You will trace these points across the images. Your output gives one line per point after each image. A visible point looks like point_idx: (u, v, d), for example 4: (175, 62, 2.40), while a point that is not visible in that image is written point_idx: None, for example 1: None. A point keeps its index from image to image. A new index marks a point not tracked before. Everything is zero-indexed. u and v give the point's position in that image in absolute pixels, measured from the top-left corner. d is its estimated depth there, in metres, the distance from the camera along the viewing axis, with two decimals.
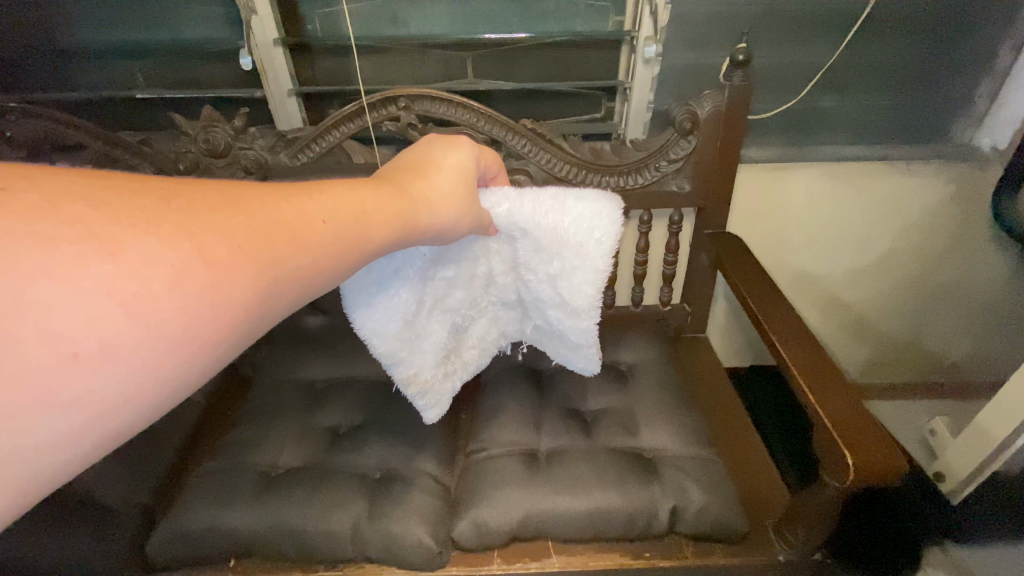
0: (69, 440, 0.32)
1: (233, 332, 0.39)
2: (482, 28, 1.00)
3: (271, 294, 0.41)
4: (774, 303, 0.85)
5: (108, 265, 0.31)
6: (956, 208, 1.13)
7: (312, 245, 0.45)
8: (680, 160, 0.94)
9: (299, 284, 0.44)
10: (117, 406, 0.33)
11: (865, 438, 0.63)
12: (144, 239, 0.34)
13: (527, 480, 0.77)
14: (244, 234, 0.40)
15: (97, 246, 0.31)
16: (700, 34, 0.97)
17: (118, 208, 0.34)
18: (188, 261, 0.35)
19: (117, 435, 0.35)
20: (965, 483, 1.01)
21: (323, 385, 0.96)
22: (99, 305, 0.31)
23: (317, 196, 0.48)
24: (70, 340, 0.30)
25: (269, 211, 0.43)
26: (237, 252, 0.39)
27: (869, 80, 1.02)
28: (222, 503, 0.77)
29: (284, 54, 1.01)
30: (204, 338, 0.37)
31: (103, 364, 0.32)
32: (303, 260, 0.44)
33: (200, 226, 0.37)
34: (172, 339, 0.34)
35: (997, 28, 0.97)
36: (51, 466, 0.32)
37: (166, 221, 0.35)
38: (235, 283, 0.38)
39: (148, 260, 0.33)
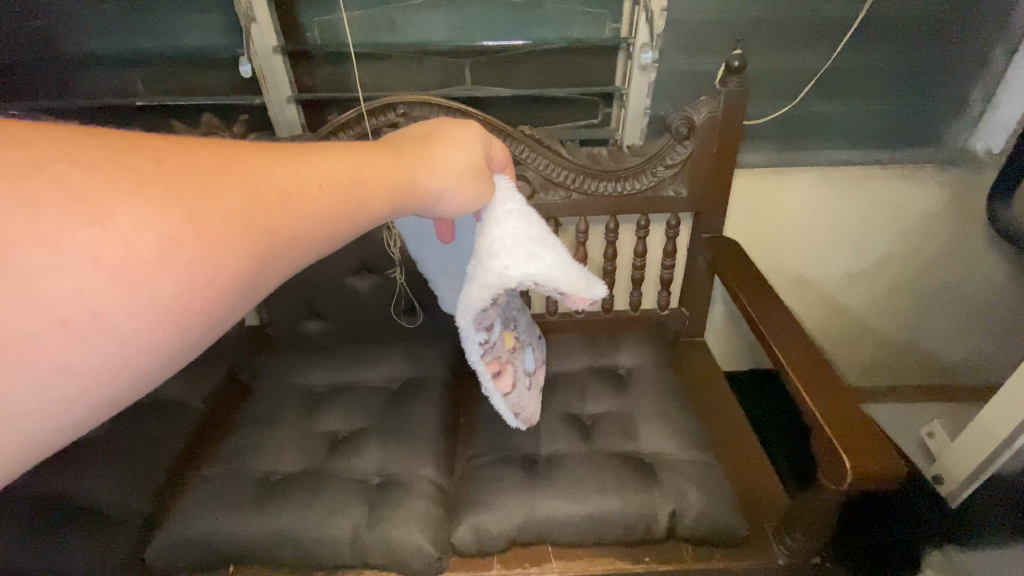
0: (60, 410, 0.30)
1: (229, 301, 0.36)
2: (480, 34, 1.00)
3: (269, 260, 0.39)
4: (772, 307, 0.85)
5: (94, 229, 0.28)
6: (953, 211, 1.14)
7: (308, 209, 0.42)
8: (677, 165, 0.94)
9: (297, 251, 0.41)
10: (107, 378, 0.31)
11: (863, 441, 0.63)
12: (133, 202, 0.30)
13: (526, 485, 0.77)
14: (237, 198, 0.36)
15: (80, 206, 0.28)
16: (696, 41, 0.98)
17: (103, 165, 0.30)
18: (182, 225, 0.32)
19: (109, 404, 0.32)
20: (963, 486, 1.00)
21: (321, 390, 0.96)
22: (87, 271, 0.28)
23: (312, 159, 0.44)
24: (55, 307, 0.27)
25: (264, 176, 0.39)
26: (232, 217, 0.35)
27: (864, 85, 1.03)
28: (222, 509, 0.77)
29: (284, 61, 1.02)
30: (201, 308, 0.34)
31: (93, 332, 0.29)
32: (299, 224, 0.41)
33: (193, 188, 0.34)
34: (166, 308, 0.32)
35: (989, 34, 0.99)
36: (39, 435, 0.30)
37: (156, 181, 0.32)
38: (233, 249, 0.35)
39: (137, 223, 0.30)
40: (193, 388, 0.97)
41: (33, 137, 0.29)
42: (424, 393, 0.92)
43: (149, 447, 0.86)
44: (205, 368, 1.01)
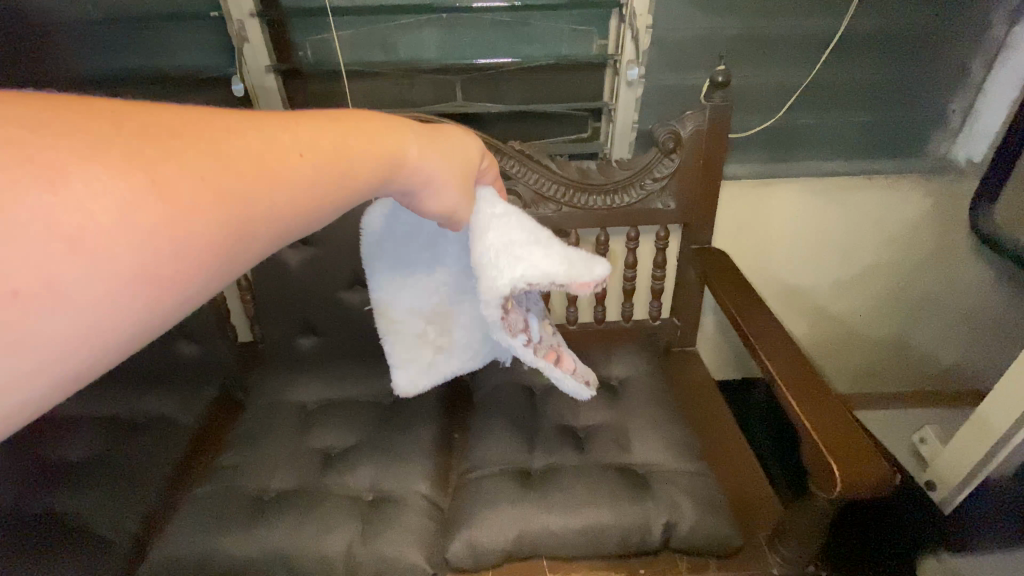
0: (24, 378, 0.30)
1: (204, 271, 0.36)
2: (470, 52, 1.02)
3: (243, 233, 0.38)
4: (760, 317, 0.87)
5: (48, 196, 0.29)
6: (936, 219, 1.16)
7: (283, 178, 0.41)
8: (666, 178, 0.96)
9: (272, 224, 0.41)
10: (73, 347, 0.31)
11: (849, 448, 0.64)
12: (89, 167, 0.30)
13: (520, 499, 0.77)
14: (206, 164, 0.36)
15: (36, 174, 0.29)
16: (681, 57, 1.01)
17: (64, 133, 0.31)
18: (139, 193, 0.32)
19: (78, 375, 0.33)
20: (955, 492, 1.02)
21: (314, 407, 0.96)
22: (39, 237, 0.28)
23: (292, 127, 0.44)
24: (13, 273, 0.28)
25: (240, 147, 0.39)
26: (197, 185, 0.35)
27: (845, 99, 1.05)
28: (214, 528, 0.76)
29: (276, 79, 1.05)
30: (167, 279, 0.34)
31: (50, 300, 0.29)
32: (272, 193, 0.40)
33: (158, 157, 0.34)
34: (126, 276, 0.32)
35: (965, 48, 1.02)
36: (8, 403, 0.30)
37: (119, 149, 0.32)
38: (194, 216, 0.35)
39: (95, 191, 0.30)
40: (185, 406, 0.97)
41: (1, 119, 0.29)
42: (418, 408, 0.92)
43: (143, 466, 0.86)
44: (197, 385, 1.01)
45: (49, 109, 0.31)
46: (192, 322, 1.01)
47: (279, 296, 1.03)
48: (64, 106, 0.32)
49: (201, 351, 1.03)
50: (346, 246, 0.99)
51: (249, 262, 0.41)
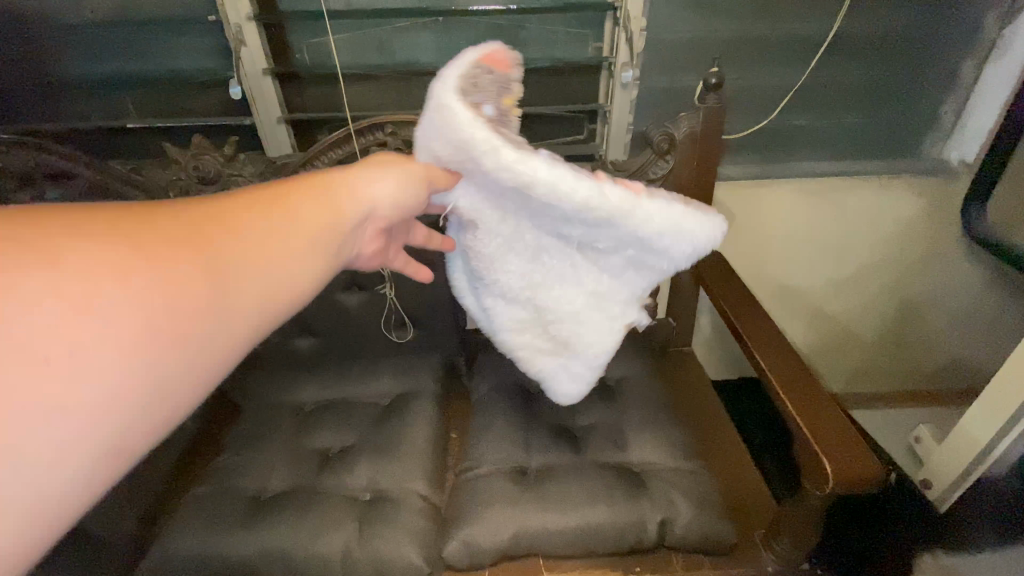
0: (69, 450, 0.31)
1: (205, 319, 0.38)
2: (466, 55, 1.03)
3: (230, 276, 0.40)
4: (754, 316, 0.87)
5: (47, 272, 0.32)
6: (929, 219, 1.17)
7: (252, 226, 0.43)
8: (660, 179, 0.97)
9: (258, 265, 0.42)
10: (106, 411, 0.33)
11: (842, 445, 0.64)
12: (79, 247, 0.34)
13: (516, 498, 0.77)
14: (176, 228, 0.39)
15: (36, 260, 0.32)
16: (675, 59, 1.02)
17: (59, 228, 0.34)
18: (124, 256, 0.35)
19: (122, 445, 0.34)
20: (950, 490, 1.02)
21: (312, 407, 0.96)
22: (48, 308, 0.31)
23: (251, 192, 0.47)
24: (31, 344, 0.30)
25: (219, 215, 0.42)
26: (173, 245, 0.38)
27: (838, 101, 1.07)
28: (211, 528, 0.76)
29: (273, 84, 1.03)
30: (172, 330, 0.36)
31: (72, 367, 0.31)
32: (245, 240, 0.42)
33: (136, 232, 0.37)
34: (134, 332, 0.34)
35: (957, 49, 1.03)
36: (61, 483, 0.31)
37: (101, 228, 0.36)
38: (179, 269, 0.37)
39: (87, 263, 0.33)
40: None
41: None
42: (414, 408, 0.93)
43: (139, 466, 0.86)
44: None
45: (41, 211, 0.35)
46: None
47: None
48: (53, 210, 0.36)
49: None
50: None
51: (255, 323, 0.42)
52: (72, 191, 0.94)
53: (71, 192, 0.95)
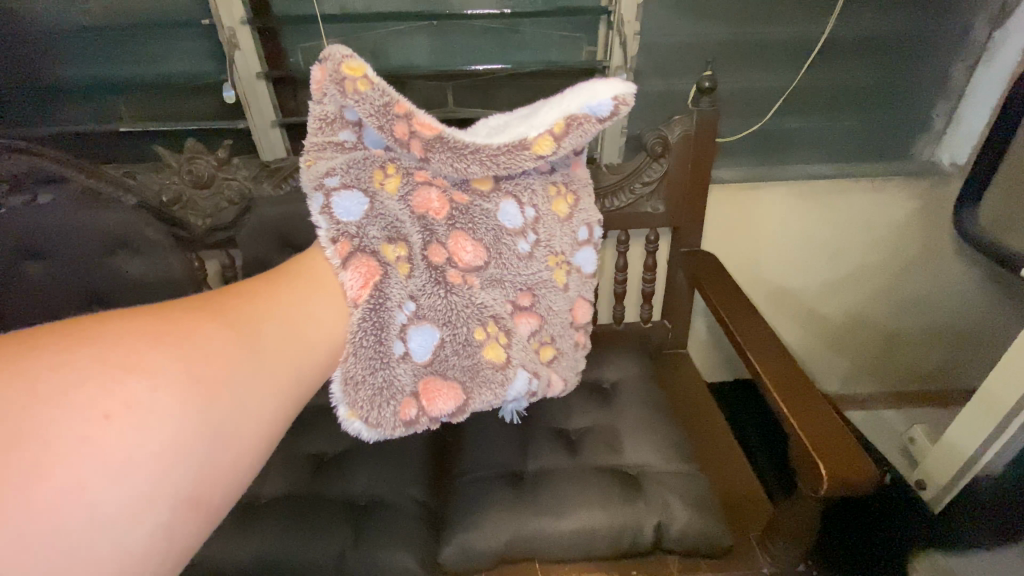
0: (142, 499, 0.34)
1: (239, 367, 0.43)
2: (461, 59, 1.03)
3: (252, 330, 0.46)
4: (749, 318, 0.88)
5: (91, 347, 0.37)
6: (922, 221, 1.18)
7: (260, 298, 0.50)
8: (654, 182, 0.97)
9: (274, 321, 0.49)
10: (166, 459, 0.36)
11: (837, 447, 0.65)
12: (113, 328, 0.39)
13: (512, 502, 0.77)
14: (193, 307, 0.45)
15: (79, 341, 0.37)
16: (669, 63, 1.02)
17: (84, 323, 0.39)
18: (156, 327, 0.40)
19: (185, 495, 0.37)
20: (944, 491, 1.04)
21: (307, 412, 0.96)
22: (98, 374, 0.36)
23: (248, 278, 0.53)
24: (89, 406, 0.34)
25: (227, 292, 0.49)
26: (196, 315, 0.44)
27: (830, 104, 1.08)
28: (204, 535, 0.76)
29: (268, 87, 1.04)
30: (214, 377, 0.41)
31: (131, 421, 0.35)
32: (258, 305, 0.49)
33: (158, 313, 0.43)
34: (183, 383, 0.39)
35: (947, 53, 1.04)
36: (137, 534, 0.34)
37: (123, 315, 0.41)
38: (207, 330, 0.43)
39: (125, 338, 0.38)
40: None
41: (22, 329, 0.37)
42: None
43: None
44: None
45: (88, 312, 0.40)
46: None
47: None
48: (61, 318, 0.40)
49: None
50: None
51: (286, 386, 0.47)
52: (65, 194, 0.93)
53: (65, 196, 0.93)
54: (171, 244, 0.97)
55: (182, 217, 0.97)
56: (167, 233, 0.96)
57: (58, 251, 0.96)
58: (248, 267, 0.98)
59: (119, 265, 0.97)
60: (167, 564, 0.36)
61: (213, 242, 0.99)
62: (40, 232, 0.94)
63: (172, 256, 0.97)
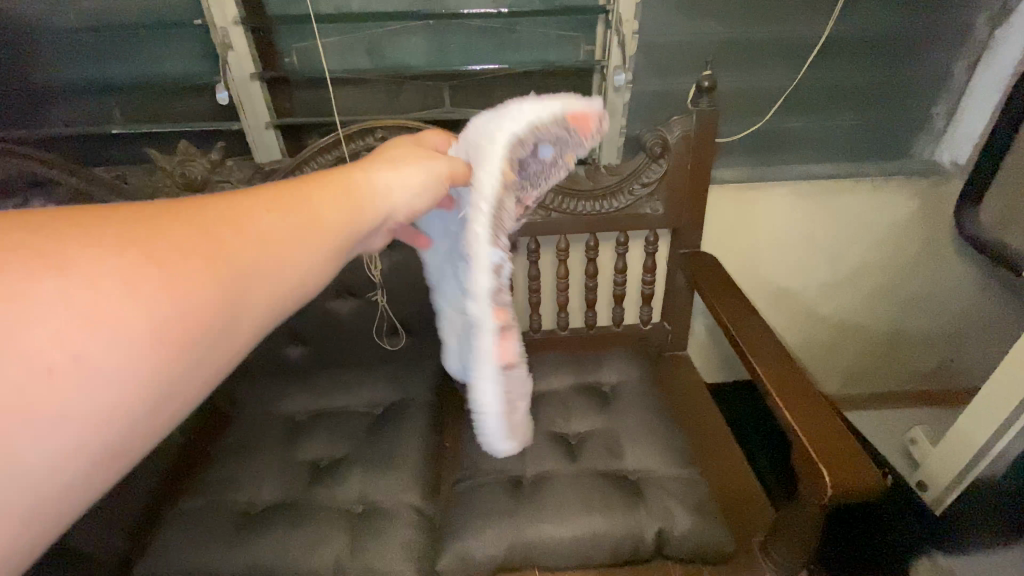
0: (67, 453, 0.34)
1: (211, 324, 0.40)
2: (457, 59, 1.02)
3: (237, 284, 0.42)
4: (750, 321, 0.87)
5: (58, 280, 0.34)
6: (922, 221, 1.17)
7: (262, 237, 0.45)
8: (654, 183, 0.96)
9: (267, 277, 0.45)
10: (105, 418, 0.35)
11: (841, 453, 0.64)
12: (87, 253, 0.35)
13: (511, 509, 0.76)
14: (186, 236, 0.40)
15: (46, 268, 0.34)
16: (668, 63, 1.01)
17: (61, 235, 0.36)
18: (136, 265, 0.37)
19: (118, 448, 0.37)
20: (946, 492, 1.02)
21: (303, 418, 0.94)
22: (54, 318, 0.33)
23: (259, 194, 0.47)
24: (38, 355, 0.32)
25: (233, 219, 0.44)
26: (185, 253, 0.39)
27: (831, 103, 1.06)
28: (199, 543, 0.75)
29: (262, 88, 1.02)
30: (180, 338, 0.38)
31: (77, 376, 0.33)
32: (258, 251, 0.44)
33: (145, 238, 0.38)
34: (143, 343, 0.36)
35: (949, 51, 1.03)
36: (58, 481, 0.34)
37: (107, 233, 0.37)
38: (190, 281, 0.39)
39: (97, 271, 0.35)
40: None
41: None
42: (408, 416, 0.91)
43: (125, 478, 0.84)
44: None
45: (80, 215, 0.38)
46: None
47: None
48: (41, 214, 0.36)
49: None
50: None
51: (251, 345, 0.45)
52: (55, 198, 0.93)
53: (58, 199, 0.93)
54: None
55: None
56: None
57: None
58: None
59: None
60: (86, 500, 0.37)
61: None
62: None
63: None
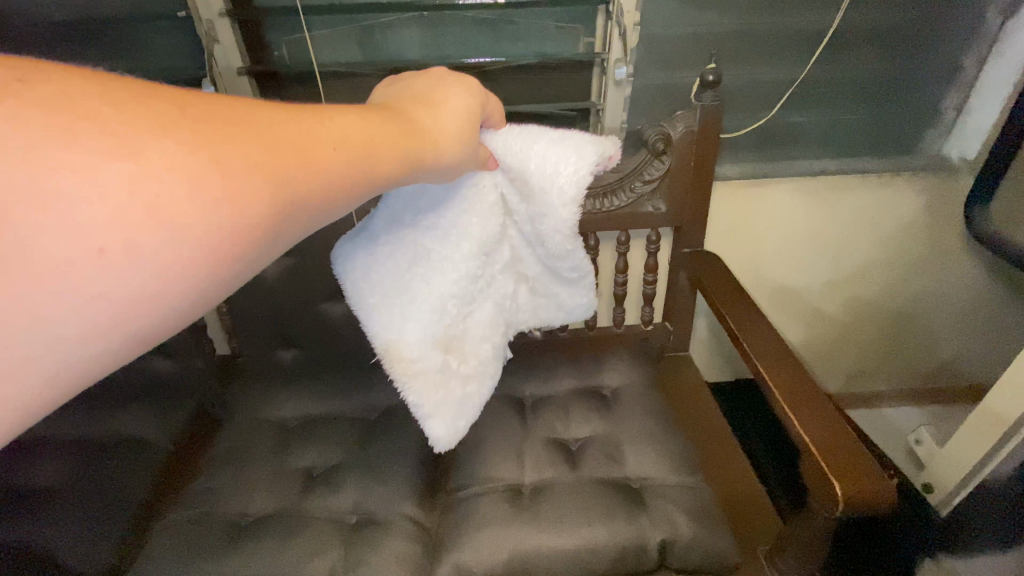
0: (94, 331, 0.33)
1: (255, 244, 0.38)
2: (452, 52, 0.99)
3: (288, 213, 0.40)
4: (755, 324, 0.84)
5: (127, 163, 0.32)
6: (930, 217, 1.15)
7: (324, 171, 0.42)
8: (656, 180, 0.93)
9: (314, 209, 0.42)
10: (139, 310, 0.34)
11: (852, 463, 0.61)
12: (162, 141, 0.34)
13: (510, 519, 0.74)
14: (254, 149, 0.38)
15: (113, 145, 0.32)
16: (670, 55, 0.98)
17: (135, 112, 0.34)
18: (204, 168, 0.35)
19: (141, 339, 0.35)
20: (952, 494, 1.01)
21: (296, 424, 0.92)
22: (114, 201, 0.31)
23: (328, 121, 0.45)
24: (95, 233, 0.31)
25: (301, 147, 0.41)
26: (249, 167, 0.37)
27: (838, 97, 1.03)
28: (187, 556, 0.73)
29: (250, 83, 1.01)
30: (227, 251, 0.36)
31: (124, 263, 0.32)
32: (318, 182, 0.42)
33: (216, 138, 0.37)
34: (193, 249, 0.34)
35: (961, 42, 1.00)
36: (77, 357, 0.33)
37: (181, 122, 0.35)
38: (249, 198, 0.37)
39: (169, 163, 0.34)
40: (162, 425, 0.94)
41: (71, 87, 0.33)
42: (404, 422, 0.88)
43: (110, 489, 0.82)
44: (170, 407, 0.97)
45: (142, 90, 0.35)
46: (166, 339, 0.97)
47: (257, 312, 0.99)
48: (116, 83, 0.35)
49: (178, 367, 0.99)
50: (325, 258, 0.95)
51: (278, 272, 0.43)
52: None
53: None
54: None
55: None
56: None
57: None
58: None
59: None
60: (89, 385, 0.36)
61: None
62: None
63: None
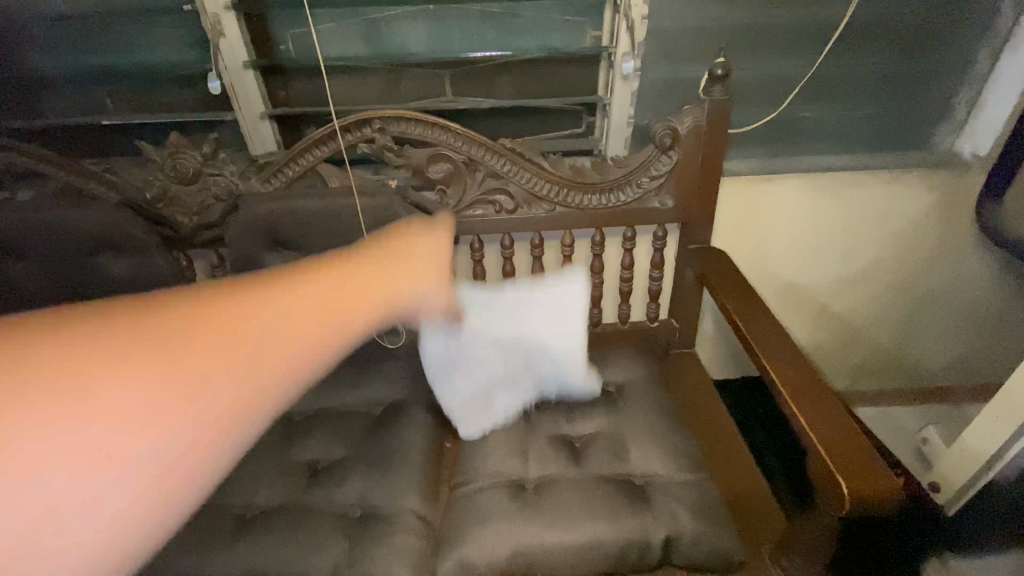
0: None
1: (205, 466, 0.36)
2: (458, 46, 0.98)
3: (241, 417, 0.37)
4: (762, 321, 0.83)
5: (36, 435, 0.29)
6: (941, 214, 1.13)
7: (273, 378, 0.40)
8: (662, 176, 0.92)
9: (265, 408, 0.39)
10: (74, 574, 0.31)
11: (860, 462, 0.61)
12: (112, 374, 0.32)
13: (514, 514, 0.74)
14: (219, 394, 0.36)
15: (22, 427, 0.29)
16: (678, 49, 0.96)
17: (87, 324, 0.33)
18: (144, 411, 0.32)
19: None
20: (960, 493, 1.00)
21: (301, 418, 0.92)
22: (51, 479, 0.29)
23: (255, 297, 0.41)
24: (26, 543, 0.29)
25: (231, 316, 0.39)
26: (204, 432, 0.35)
27: (848, 92, 1.02)
28: (192, 548, 0.73)
29: (256, 78, 0.98)
30: (182, 473, 0.35)
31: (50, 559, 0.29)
32: (275, 375, 0.40)
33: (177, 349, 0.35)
34: (149, 476, 0.33)
35: (974, 37, 0.98)
36: None
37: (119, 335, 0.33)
38: (193, 459, 0.35)
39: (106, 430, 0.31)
40: None
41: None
42: (409, 416, 0.88)
43: None
44: None
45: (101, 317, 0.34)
46: None
47: None
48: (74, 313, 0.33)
49: None
50: (330, 250, 0.92)
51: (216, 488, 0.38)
52: (44, 192, 0.90)
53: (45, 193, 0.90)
54: (158, 243, 0.93)
55: (169, 216, 0.93)
56: (151, 233, 0.92)
57: (38, 251, 0.91)
58: (236, 266, 0.93)
59: (103, 266, 0.93)
60: None
61: (199, 241, 0.96)
62: (14, 232, 0.90)
63: (158, 258, 0.93)
